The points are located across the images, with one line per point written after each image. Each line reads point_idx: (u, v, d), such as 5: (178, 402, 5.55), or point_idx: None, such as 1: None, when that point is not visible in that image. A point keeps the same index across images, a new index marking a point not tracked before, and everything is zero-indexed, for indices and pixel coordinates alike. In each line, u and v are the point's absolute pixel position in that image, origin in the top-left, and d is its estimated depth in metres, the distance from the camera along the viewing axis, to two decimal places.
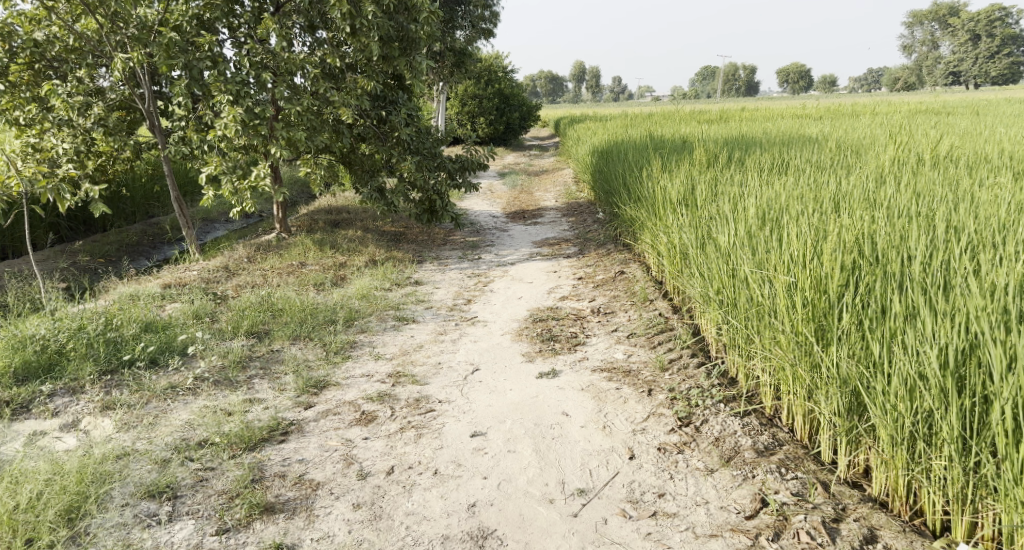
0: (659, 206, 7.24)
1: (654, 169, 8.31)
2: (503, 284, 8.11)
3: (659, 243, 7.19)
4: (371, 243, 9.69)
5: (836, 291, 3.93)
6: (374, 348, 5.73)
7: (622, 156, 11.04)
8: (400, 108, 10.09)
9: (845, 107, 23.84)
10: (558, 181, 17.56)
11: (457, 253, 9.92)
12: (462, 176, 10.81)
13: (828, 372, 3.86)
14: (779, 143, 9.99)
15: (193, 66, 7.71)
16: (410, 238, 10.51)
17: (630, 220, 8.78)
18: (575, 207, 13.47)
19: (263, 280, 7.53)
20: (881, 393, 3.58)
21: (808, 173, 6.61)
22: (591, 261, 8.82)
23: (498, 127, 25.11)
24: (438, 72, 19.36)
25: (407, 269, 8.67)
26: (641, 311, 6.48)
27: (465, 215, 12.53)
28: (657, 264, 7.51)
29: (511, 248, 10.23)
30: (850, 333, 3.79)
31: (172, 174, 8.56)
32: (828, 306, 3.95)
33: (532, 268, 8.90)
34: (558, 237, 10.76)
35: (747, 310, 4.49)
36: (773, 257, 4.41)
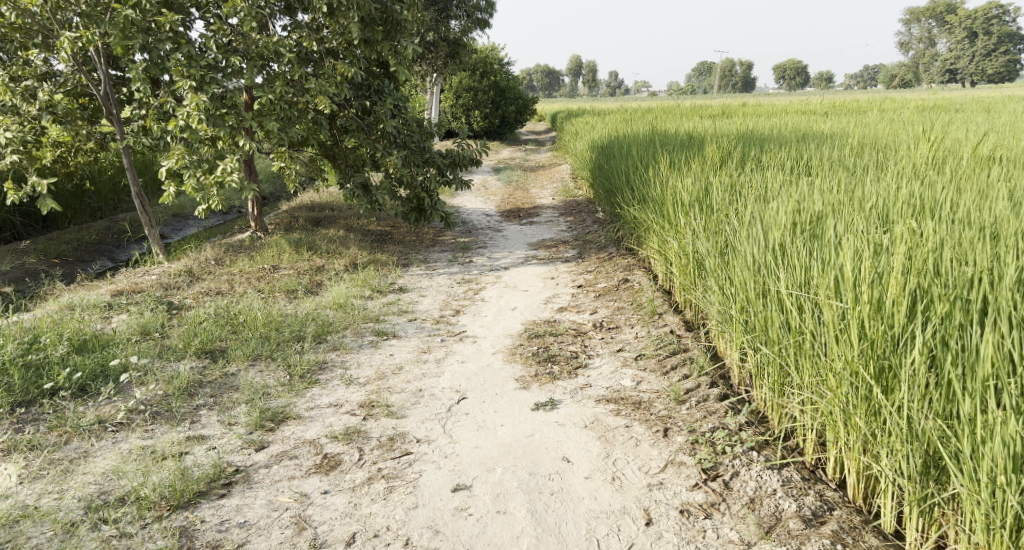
0: (668, 207, 6.55)
1: (661, 166, 7.62)
2: (495, 292, 7.39)
3: (668, 249, 6.51)
4: (353, 244, 8.98)
5: (904, 323, 3.28)
6: (346, 370, 5.02)
7: (625, 152, 10.34)
8: (386, 98, 9.34)
9: (848, 104, 23.19)
10: (556, 176, 16.87)
11: (447, 256, 9.21)
12: (453, 172, 10.06)
13: (896, 425, 3.23)
14: (794, 138, 9.33)
15: (152, 48, 7.01)
16: (396, 238, 9.80)
17: (634, 223, 8.09)
18: (573, 205, 12.78)
19: (230, 288, 6.82)
20: (975, 459, 2.96)
21: (836, 174, 5.95)
22: (592, 267, 8.10)
23: (494, 121, 24.36)
24: (430, 64, 18.61)
25: (391, 274, 7.97)
26: (649, 326, 5.77)
27: (456, 214, 11.82)
28: (664, 271, 6.84)
29: (505, 250, 9.52)
30: (925, 378, 3.16)
31: (132, 167, 7.82)
32: (892, 341, 3.31)
33: (528, 274, 8.19)
34: (555, 239, 10.06)
35: (784, 337, 3.83)
36: (818, 275, 3.75)
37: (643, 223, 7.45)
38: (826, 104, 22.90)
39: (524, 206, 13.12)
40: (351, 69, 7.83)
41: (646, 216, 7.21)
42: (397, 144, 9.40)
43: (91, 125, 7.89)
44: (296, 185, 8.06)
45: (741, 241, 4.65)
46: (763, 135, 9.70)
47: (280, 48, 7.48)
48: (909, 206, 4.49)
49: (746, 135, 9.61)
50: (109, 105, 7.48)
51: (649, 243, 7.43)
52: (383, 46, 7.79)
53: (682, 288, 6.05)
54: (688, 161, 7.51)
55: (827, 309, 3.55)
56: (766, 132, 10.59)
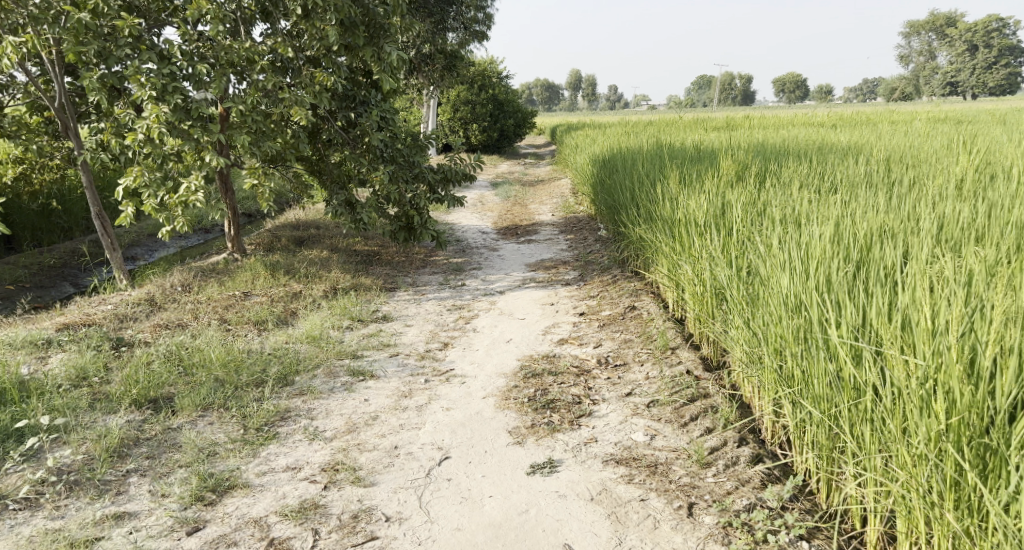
0: (679, 227, 5.95)
1: (670, 181, 7.02)
2: (488, 320, 6.70)
3: (678, 273, 5.91)
4: (337, 265, 8.31)
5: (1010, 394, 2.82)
6: (311, 420, 4.36)
7: (628, 167, 9.71)
8: (372, 109, 8.68)
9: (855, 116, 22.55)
10: (556, 191, 16.20)
11: (438, 278, 8.53)
12: (445, 188, 9.38)
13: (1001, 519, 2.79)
14: (810, 151, 8.73)
15: (110, 54, 6.34)
16: (385, 259, 9.12)
17: (639, 242, 7.45)
18: (574, 222, 12.11)
19: (193, 319, 6.15)
20: None
21: (865, 192, 5.40)
22: (595, 291, 7.42)
23: (492, 135, 23.72)
24: (426, 77, 17.94)
25: (375, 300, 7.31)
26: (661, 365, 5.05)
27: (450, 232, 11.15)
28: (673, 296, 6.23)
29: (500, 271, 8.85)
30: None
31: (92, 187, 7.10)
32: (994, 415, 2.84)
33: (525, 299, 7.50)
34: (555, 259, 9.39)
35: (837, 392, 3.30)
36: (879, 319, 3.24)
37: (649, 243, 6.83)
38: (833, 116, 22.23)
39: (522, 223, 12.45)
40: (332, 79, 7.17)
41: (654, 236, 6.60)
42: (383, 159, 8.73)
43: (50, 139, 7.30)
44: (271, 203, 7.38)
45: (773, 270, 4.09)
46: (774, 148, 9.12)
47: (252, 55, 6.85)
48: (960, 235, 3.99)
49: (755, 149, 9.02)
50: (66, 117, 6.79)
51: (656, 265, 6.80)
52: (366, 51, 7.14)
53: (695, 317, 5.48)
54: (700, 175, 6.91)
55: (901, 366, 3.06)
56: (778, 145, 9.96)
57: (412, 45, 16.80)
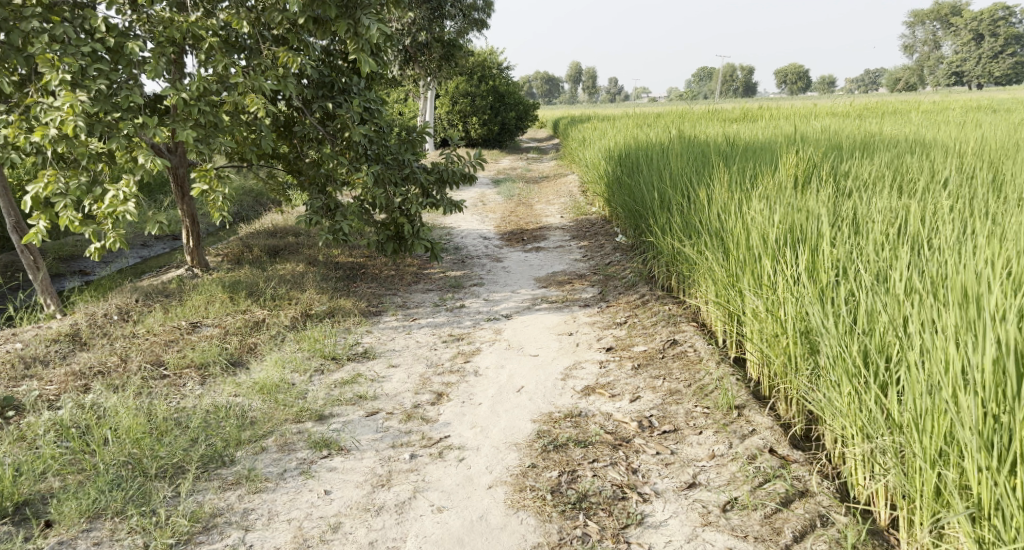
0: (733, 240, 4.79)
1: (715, 181, 5.81)
2: (494, 357, 5.41)
3: (732, 299, 4.76)
4: (312, 283, 7.01)
5: None
6: (245, 532, 3.26)
7: (652, 163, 8.42)
8: (354, 99, 7.37)
9: (876, 104, 21.09)
10: (564, 189, 14.86)
11: (432, 299, 7.27)
12: (441, 191, 8.04)
13: None
14: (864, 142, 7.52)
15: (13, 28, 5.05)
16: (370, 273, 7.82)
17: (674, 255, 6.25)
18: (587, 226, 10.81)
19: (120, 365, 4.89)
20: None
21: (974, 194, 4.35)
22: (623, 318, 6.13)
23: (493, 128, 22.44)
24: (422, 68, 16.55)
25: (356, 331, 6.05)
26: (729, 435, 3.78)
27: (448, 240, 9.88)
28: (717, 322, 5.08)
29: (506, 289, 7.57)
30: None
31: (6, 193, 5.77)
32: None
33: (537, 327, 6.19)
34: (568, 274, 8.09)
35: None
36: None
37: (688, 257, 5.65)
38: (854, 106, 20.72)
39: (529, 227, 11.13)
40: (298, 61, 5.87)
41: (696, 250, 5.43)
42: (367, 157, 7.43)
43: None
44: (228, 214, 6.09)
45: (914, 329, 3.04)
46: (826, 140, 7.81)
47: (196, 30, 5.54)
48: None
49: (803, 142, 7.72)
50: None
51: (700, 285, 5.60)
52: (338, 25, 5.84)
53: (752, 356, 4.38)
54: (752, 174, 5.69)
55: None
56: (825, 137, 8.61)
57: (407, 33, 15.45)
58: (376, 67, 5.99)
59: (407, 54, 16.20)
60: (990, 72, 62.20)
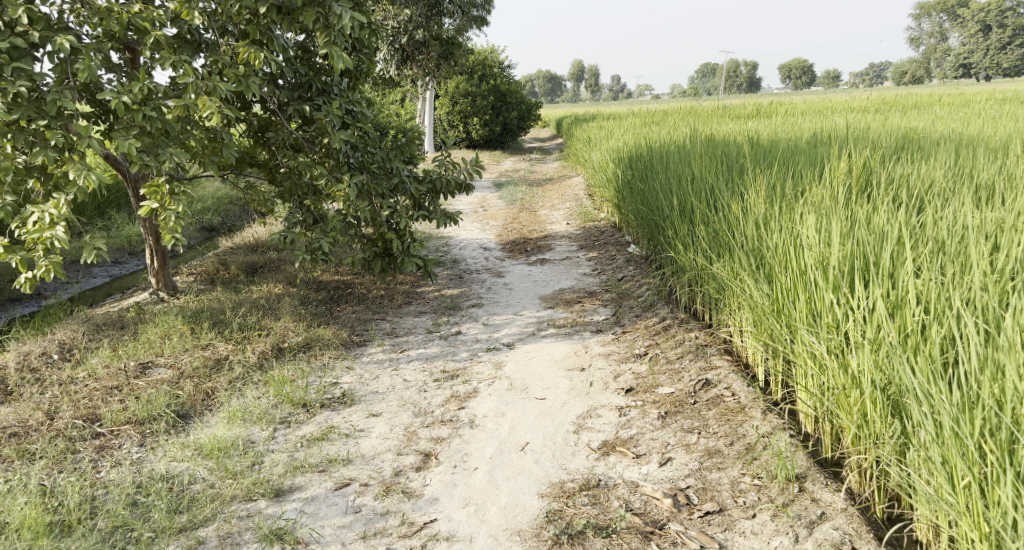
0: (775, 262, 4.06)
1: (750, 188, 5.07)
2: (493, 400, 4.60)
3: (774, 332, 4.03)
4: (288, 309, 6.21)
5: None
6: None
7: (667, 168, 7.64)
8: (334, 100, 6.57)
9: (891, 99, 20.11)
10: (569, 192, 14.06)
11: (424, 324, 6.46)
12: (435, 201, 7.23)
13: None
14: (901, 140, 6.77)
15: None
16: (356, 295, 7.02)
17: (702, 272, 5.51)
18: (596, 234, 10.01)
19: (46, 422, 4.10)
20: None
21: None
22: (641, 349, 5.29)
23: (495, 128, 21.62)
24: (419, 67, 15.71)
25: (335, 368, 5.26)
26: (793, 524, 3.11)
27: (445, 253, 9.09)
28: (755, 357, 4.36)
29: (508, 311, 6.76)
30: None
31: None
32: None
33: (542, 359, 5.37)
34: (577, 292, 7.28)
35: None
36: None
37: (719, 276, 4.92)
38: (871, 100, 19.80)
39: (533, 236, 10.31)
40: (261, 57, 5.07)
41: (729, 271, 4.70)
42: (350, 166, 6.63)
43: None
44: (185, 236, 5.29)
45: None
46: (865, 137, 7.01)
47: (138, 23, 4.74)
48: None
49: (838, 141, 6.92)
50: None
51: (733, 311, 4.85)
52: (306, 15, 5.04)
53: (805, 407, 3.68)
54: (791, 178, 4.95)
55: None
56: (860, 134, 7.76)
57: (402, 31, 14.63)
58: (352, 63, 5.20)
59: (403, 53, 15.39)
60: (1000, 63, 61.06)
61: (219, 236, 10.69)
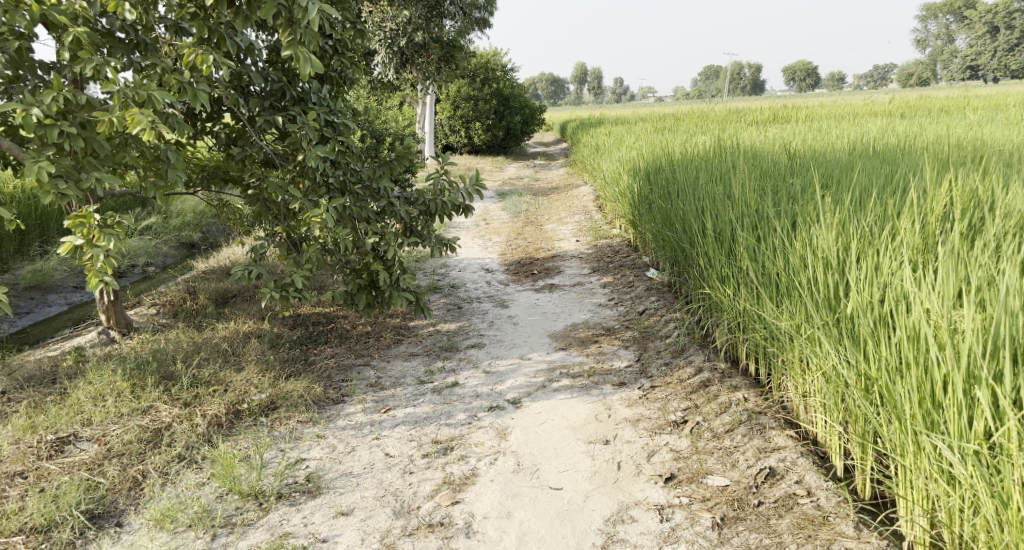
0: (866, 323, 3.34)
1: (810, 217, 4.34)
2: (495, 489, 3.69)
3: (863, 408, 3.33)
4: (254, 356, 5.24)
5: None
6: None
7: (694, 185, 6.77)
8: (312, 109, 5.63)
9: (911, 103, 19.06)
10: (578, 203, 13.12)
11: (415, 371, 5.48)
12: (429, 226, 6.27)
13: None
14: (961, 147, 5.99)
15: None
16: (338, 334, 6.05)
17: (748, 314, 4.76)
18: (610, 253, 9.07)
19: None
20: None
21: None
22: (679, 415, 4.33)
23: (498, 133, 20.66)
24: (418, 71, 14.73)
25: (304, 436, 4.32)
26: None
27: (443, 277, 8.14)
28: (827, 435, 3.69)
29: (513, 354, 5.79)
30: None
31: None
32: None
33: (556, 426, 4.39)
34: (593, 330, 6.30)
35: None
36: None
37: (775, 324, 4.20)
38: (891, 103, 18.75)
39: (540, 256, 9.34)
40: (211, 61, 4.10)
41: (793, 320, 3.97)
42: (328, 187, 5.66)
43: None
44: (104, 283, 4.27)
45: None
46: (920, 152, 6.22)
47: (52, 17, 3.74)
48: None
49: (890, 158, 6.14)
50: None
51: (790, 364, 4.07)
52: (262, 10, 4.13)
53: (916, 528, 3.07)
54: (857, 206, 4.24)
55: None
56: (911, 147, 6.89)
57: (400, 33, 13.61)
58: (321, 68, 4.28)
59: (401, 56, 14.40)
60: (1006, 65, 59.67)
61: (197, 254, 9.72)
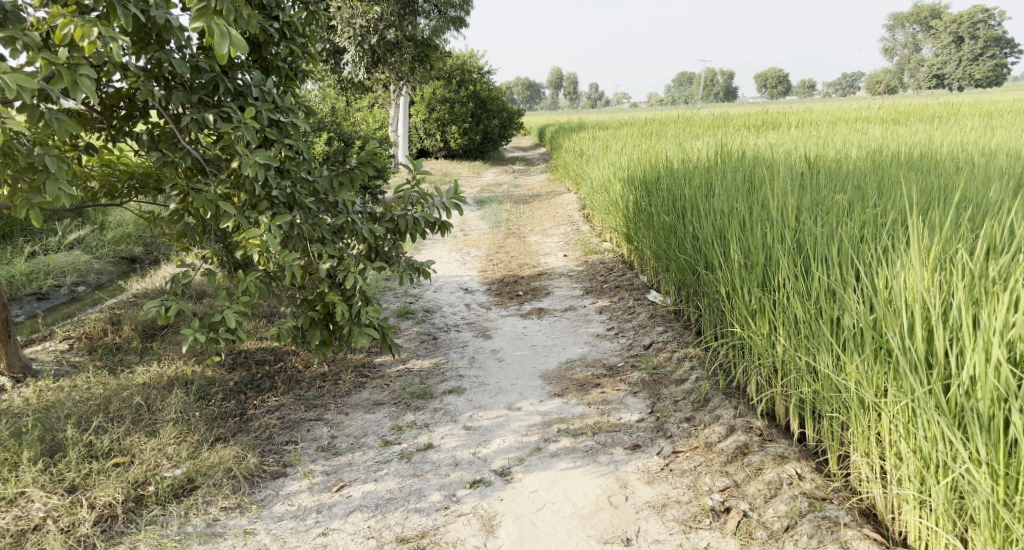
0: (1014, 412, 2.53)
1: (876, 245, 3.56)
2: None
3: (997, 518, 2.60)
4: (176, 413, 4.21)
5: None
6: None
7: (706, 199, 5.88)
8: (253, 105, 4.59)
9: (904, 109, 18.28)
10: (563, 211, 12.16)
11: (378, 428, 4.44)
12: (396, 246, 5.23)
13: None
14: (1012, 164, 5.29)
15: None
16: (285, 377, 5.00)
17: (785, 356, 3.97)
18: (602, 271, 8.12)
19: None
20: None
21: None
22: (716, 498, 3.45)
23: (475, 138, 19.66)
24: (391, 71, 13.70)
25: (218, 532, 3.40)
26: None
27: (415, 300, 7.12)
28: (920, 534, 2.96)
29: (500, 403, 4.76)
30: None
31: None
32: None
33: (558, 515, 3.47)
34: (592, 370, 5.28)
35: None
36: None
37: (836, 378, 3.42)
38: (883, 109, 17.97)
39: (524, 274, 8.34)
40: (96, 36, 3.05)
41: (868, 378, 3.19)
42: (272, 201, 4.64)
43: None
44: None
45: None
46: (962, 165, 5.47)
47: None
48: None
49: (929, 170, 5.40)
50: None
51: (861, 435, 3.24)
52: None
53: None
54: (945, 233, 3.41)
55: None
56: (947, 160, 6.09)
57: (371, 31, 12.53)
58: (246, 45, 3.28)
59: (373, 55, 13.35)
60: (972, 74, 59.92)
61: (137, 271, 8.61)
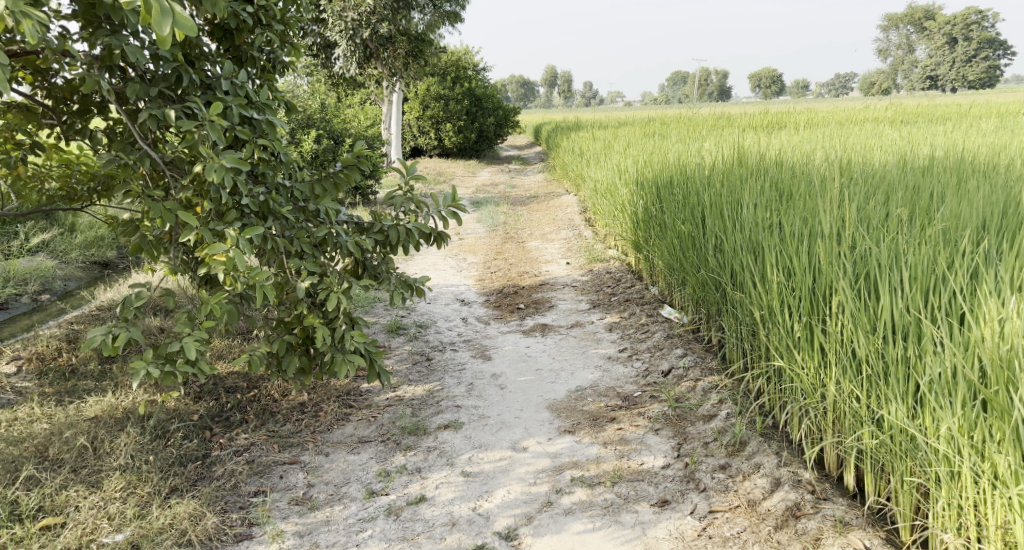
0: None
1: (970, 275, 3.01)
2: None
3: None
4: (129, 459, 3.64)
5: None
6: None
7: (728, 205, 5.30)
8: (221, 100, 3.97)
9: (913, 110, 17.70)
10: (563, 214, 11.56)
11: (362, 472, 3.83)
12: (385, 257, 4.59)
13: None
14: None
15: None
16: (259, 408, 4.39)
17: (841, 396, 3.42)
18: (608, 281, 7.52)
19: None
20: None
21: None
22: None
23: (470, 136, 19.03)
24: (384, 67, 13.06)
25: None
26: None
27: (406, 314, 6.50)
28: None
29: (503, 441, 4.16)
30: None
31: None
32: None
33: None
34: (606, 400, 4.67)
35: None
36: None
37: (914, 434, 2.91)
38: (892, 110, 17.34)
39: (524, 283, 7.73)
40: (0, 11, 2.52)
41: (966, 442, 2.70)
42: (241, 211, 4.05)
43: None
44: None
45: None
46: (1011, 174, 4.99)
47: None
48: None
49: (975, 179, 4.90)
50: None
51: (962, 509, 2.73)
52: None
53: None
54: None
55: None
56: (991, 167, 5.57)
57: (364, 24, 11.86)
58: (195, 30, 2.59)
59: (365, 50, 12.71)
60: (967, 76, 59.50)
61: (108, 277, 7.98)
